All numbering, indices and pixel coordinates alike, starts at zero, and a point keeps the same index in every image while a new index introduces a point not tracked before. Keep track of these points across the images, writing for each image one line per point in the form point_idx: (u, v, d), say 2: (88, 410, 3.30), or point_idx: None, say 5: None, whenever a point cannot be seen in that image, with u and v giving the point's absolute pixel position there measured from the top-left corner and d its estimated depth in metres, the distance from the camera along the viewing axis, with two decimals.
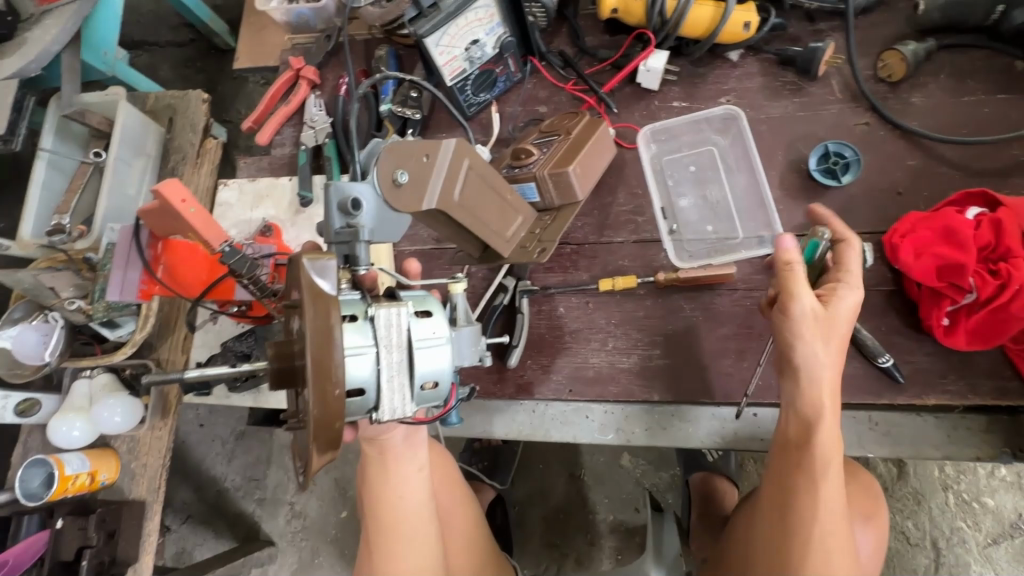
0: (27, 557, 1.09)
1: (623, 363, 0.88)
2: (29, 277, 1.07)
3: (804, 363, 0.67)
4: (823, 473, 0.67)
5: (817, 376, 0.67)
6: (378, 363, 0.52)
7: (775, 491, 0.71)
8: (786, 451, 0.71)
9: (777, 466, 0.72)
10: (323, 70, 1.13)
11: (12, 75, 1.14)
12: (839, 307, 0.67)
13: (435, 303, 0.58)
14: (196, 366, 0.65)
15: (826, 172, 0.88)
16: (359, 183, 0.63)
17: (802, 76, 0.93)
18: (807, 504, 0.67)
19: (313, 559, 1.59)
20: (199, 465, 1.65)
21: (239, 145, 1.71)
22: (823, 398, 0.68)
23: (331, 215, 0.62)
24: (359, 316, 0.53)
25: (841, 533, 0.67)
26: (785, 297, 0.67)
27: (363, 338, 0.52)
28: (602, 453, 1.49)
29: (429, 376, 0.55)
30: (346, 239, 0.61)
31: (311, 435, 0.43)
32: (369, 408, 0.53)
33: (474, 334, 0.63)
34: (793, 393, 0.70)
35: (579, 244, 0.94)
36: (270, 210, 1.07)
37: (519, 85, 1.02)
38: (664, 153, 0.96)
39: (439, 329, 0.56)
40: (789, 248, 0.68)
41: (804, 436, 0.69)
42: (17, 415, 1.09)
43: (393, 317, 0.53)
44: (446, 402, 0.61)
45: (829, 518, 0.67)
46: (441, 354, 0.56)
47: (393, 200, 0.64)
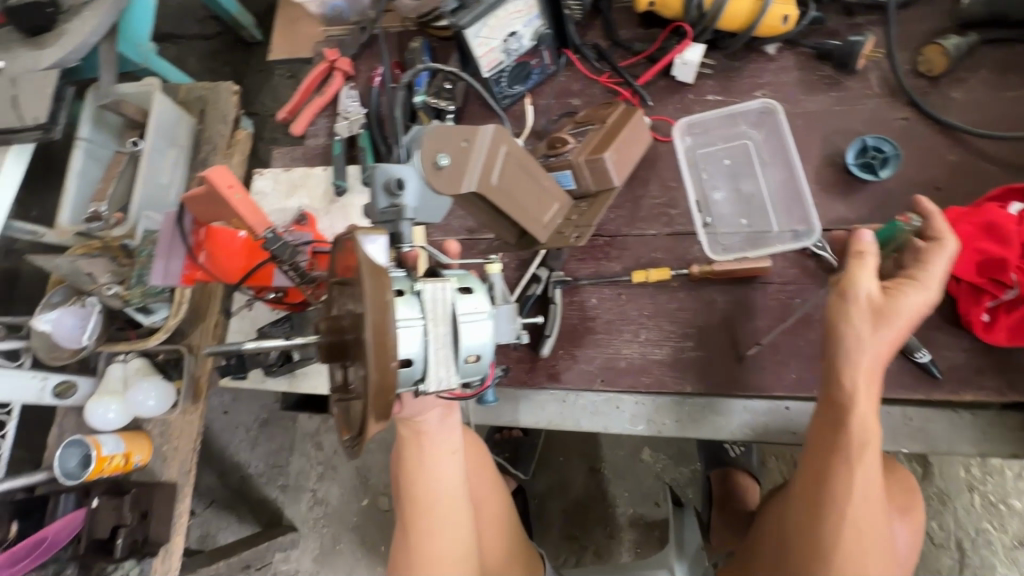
0: (65, 534, 1.08)
1: (655, 354, 0.89)
2: (66, 262, 1.06)
3: (849, 348, 0.67)
4: (859, 454, 0.67)
5: (861, 360, 0.66)
6: (426, 336, 0.53)
7: (806, 472, 0.72)
8: (818, 433, 0.71)
9: (809, 448, 0.72)
10: (357, 62, 1.15)
11: (52, 66, 1.14)
12: (903, 303, 0.67)
13: (476, 281, 0.58)
14: (253, 339, 0.70)
15: (864, 167, 0.88)
16: (403, 165, 0.63)
17: (839, 70, 0.93)
18: (840, 485, 0.68)
19: (334, 545, 1.60)
20: (223, 451, 1.65)
21: (265, 137, 1.73)
22: (862, 381, 0.67)
23: (377, 196, 0.61)
24: (405, 290, 0.54)
25: (872, 513, 0.68)
26: (844, 281, 0.69)
27: (411, 312, 0.53)
28: (622, 447, 1.50)
29: (472, 350, 0.55)
30: (390, 218, 0.62)
31: (370, 405, 0.43)
32: (416, 380, 0.54)
33: (512, 312, 0.63)
34: (832, 377, 0.69)
35: (612, 236, 0.95)
36: (304, 199, 1.09)
37: (554, 78, 1.03)
38: (698, 145, 0.95)
39: (481, 304, 0.56)
40: (866, 239, 0.69)
41: (839, 419, 0.68)
42: (55, 397, 1.12)
43: (439, 292, 0.54)
44: (487, 378, 0.61)
45: (862, 499, 0.68)
46: (484, 329, 0.56)
47: (435, 183, 0.64)
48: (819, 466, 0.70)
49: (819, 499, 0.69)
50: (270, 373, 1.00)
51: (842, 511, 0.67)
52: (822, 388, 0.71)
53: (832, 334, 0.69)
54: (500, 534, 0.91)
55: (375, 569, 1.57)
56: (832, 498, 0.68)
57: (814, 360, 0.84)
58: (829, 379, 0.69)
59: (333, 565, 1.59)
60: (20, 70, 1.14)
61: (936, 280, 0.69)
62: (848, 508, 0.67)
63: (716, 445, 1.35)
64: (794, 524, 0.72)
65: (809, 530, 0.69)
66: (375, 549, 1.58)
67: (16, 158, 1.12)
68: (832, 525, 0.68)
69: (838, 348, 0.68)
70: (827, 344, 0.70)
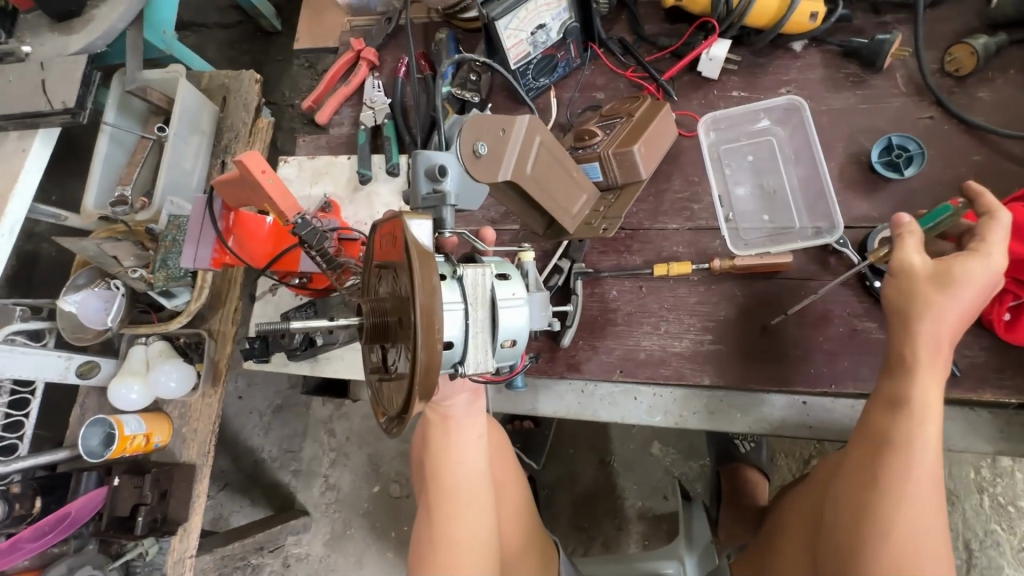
0: (86, 512, 1.10)
1: (675, 346, 0.90)
2: (92, 244, 1.05)
3: (914, 321, 0.69)
4: (922, 421, 0.68)
5: (924, 334, 0.68)
6: (467, 319, 0.54)
7: (863, 445, 0.72)
8: (876, 408, 0.72)
9: (865, 421, 0.73)
10: (383, 52, 1.16)
11: (80, 51, 1.15)
12: (957, 269, 0.67)
13: (513, 268, 0.61)
14: (300, 318, 0.64)
15: (888, 165, 0.89)
16: (444, 152, 0.65)
17: (866, 69, 0.94)
18: (899, 456, 0.68)
19: (345, 530, 1.62)
20: (237, 435, 1.67)
21: (283, 126, 1.74)
22: (925, 356, 0.69)
23: (419, 181, 0.64)
24: (447, 275, 0.55)
25: (932, 491, 0.67)
26: (894, 261, 0.71)
27: (453, 295, 0.54)
28: (632, 440, 1.51)
29: (507, 335, 0.59)
30: (433, 204, 0.64)
31: (415, 384, 0.45)
32: (454, 362, 0.56)
33: (544, 300, 0.66)
34: (895, 353, 0.71)
35: (633, 229, 0.96)
36: (329, 186, 1.11)
37: (578, 71, 1.05)
38: (722, 141, 0.98)
39: (518, 291, 0.59)
40: (904, 220, 0.72)
41: (901, 392, 0.70)
42: (78, 377, 1.12)
43: (479, 277, 0.56)
44: (516, 364, 0.64)
45: (924, 467, 0.67)
46: (520, 314, 0.59)
47: (473, 170, 0.67)
48: (877, 439, 0.70)
49: (876, 471, 0.69)
50: (292, 356, 1.02)
51: (902, 483, 0.67)
52: (885, 364, 0.73)
53: (896, 311, 0.71)
54: (518, 520, 0.93)
55: (385, 554, 1.60)
56: (890, 470, 0.68)
57: (833, 356, 0.85)
58: (892, 355, 0.72)
59: (343, 549, 1.61)
60: (50, 55, 1.16)
61: (993, 248, 0.69)
62: (908, 481, 0.67)
63: (726, 440, 1.36)
64: (847, 497, 0.71)
65: (865, 501, 0.69)
66: (385, 535, 1.60)
67: (43, 141, 1.13)
68: (890, 497, 0.67)
69: (903, 323, 0.70)
70: (892, 321, 0.72)
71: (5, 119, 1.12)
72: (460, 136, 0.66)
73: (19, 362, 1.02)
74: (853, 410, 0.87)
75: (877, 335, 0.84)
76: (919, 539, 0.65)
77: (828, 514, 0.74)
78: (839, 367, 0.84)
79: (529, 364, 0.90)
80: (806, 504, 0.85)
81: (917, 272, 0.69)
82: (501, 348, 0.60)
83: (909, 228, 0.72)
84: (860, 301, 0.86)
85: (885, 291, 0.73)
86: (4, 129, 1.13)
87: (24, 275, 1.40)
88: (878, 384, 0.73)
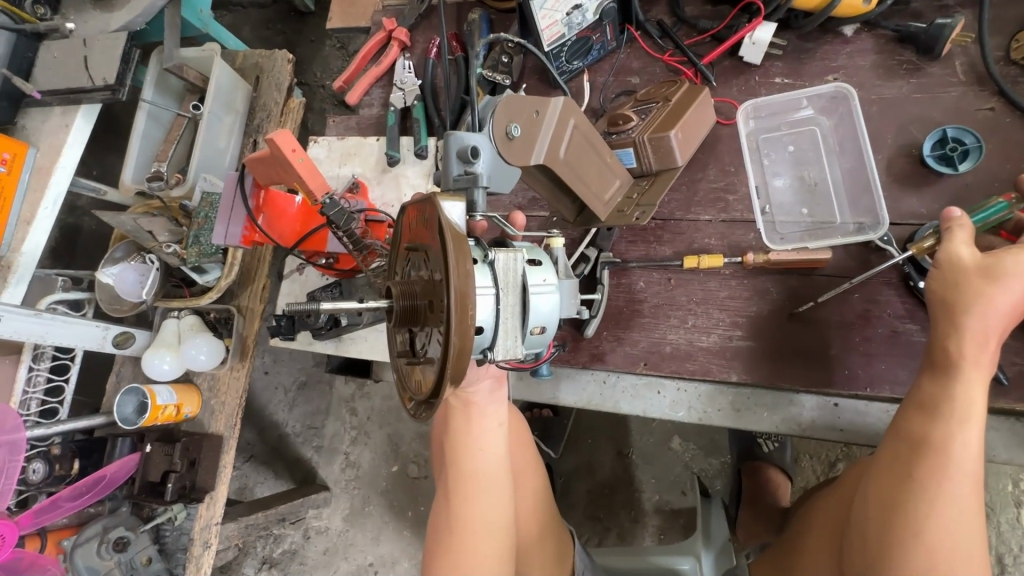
0: (122, 472, 1.16)
1: (702, 341, 0.88)
2: (130, 220, 1.07)
3: (963, 316, 0.66)
4: (960, 428, 0.65)
5: (970, 328, 0.65)
6: (497, 305, 0.54)
7: (897, 442, 0.69)
8: (916, 404, 0.69)
9: (902, 418, 0.70)
10: (414, 32, 1.15)
11: (121, 29, 1.16)
12: (1009, 260, 0.65)
13: (544, 253, 0.60)
14: (329, 299, 0.63)
15: (941, 159, 0.83)
16: (476, 134, 0.64)
17: (922, 56, 0.89)
18: (934, 460, 0.64)
19: (364, 507, 1.66)
20: (263, 410, 1.71)
21: (314, 107, 1.75)
22: (970, 352, 0.66)
23: (451, 163, 0.62)
24: (479, 259, 0.54)
25: (972, 492, 0.64)
26: (941, 253, 0.69)
27: (484, 280, 0.53)
28: (652, 434, 1.49)
29: (536, 322, 0.58)
30: (464, 185, 0.62)
31: (449, 367, 0.44)
32: (484, 348, 0.55)
33: (573, 287, 0.65)
34: (937, 348, 0.68)
35: (664, 219, 0.93)
36: (357, 168, 1.11)
37: (613, 54, 1.02)
38: (761, 130, 0.93)
39: (549, 278, 0.58)
40: (955, 213, 0.70)
41: (943, 387, 0.67)
42: (115, 346, 1.15)
43: (510, 263, 0.55)
44: (544, 351, 0.63)
45: (961, 477, 0.63)
46: (550, 301, 0.58)
47: (506, 152, 0.67)
48: (914, 436, 0.67)
49: (910, 469, 0.66)
50: (318, 336, 1.03)
51: (939, 480, 0.63)
52: (929, 361, 0.70)
53: (944, 306, 0.68)
54: (534, 512, 0.92)
55: (402, 532, 1.63)
56: (926, 467, 0.65)
57: (870, 357, 0.81)
58: (936, 351, 0.69)
59: (362, 525, 1.65)
60: (92, 32, 1.17)
61: None
62: (945, 478, 0.63)
63: (749, 439, 1.32)
64: (876, 496, 0.68)
65: (896, 498, 0.66)
66: (402, 514, 1.63)
67: (85, 117, 1.18)
68: (924, 494, 0.64)
69: (951, 316, 0.67)
70: (938, 316, 0.69)
71: (49, 94, 1.15)
72: (494, 117, 0.66)
73: (62, 331, 1.05)
74: (888, 415, 0.84)
75: (919, 338, 0.80)
76: (953, 542, 0.62)
77: (856, 513, 0.71)
78: (875, 369, 0.81)
79: (553, 353, 0.89)
80: (836, 509, 0.82)
81: (968, 266, 0.67)
82: (529, 335, 0.59)
83: (959, 222, 0.70)
84: (902, 302, 0.82)
85: (932, 284, 0.70)
86: (49, 104, 1.17)
87: (67, 246, 1.44)
88: (919, 380, 0.71)
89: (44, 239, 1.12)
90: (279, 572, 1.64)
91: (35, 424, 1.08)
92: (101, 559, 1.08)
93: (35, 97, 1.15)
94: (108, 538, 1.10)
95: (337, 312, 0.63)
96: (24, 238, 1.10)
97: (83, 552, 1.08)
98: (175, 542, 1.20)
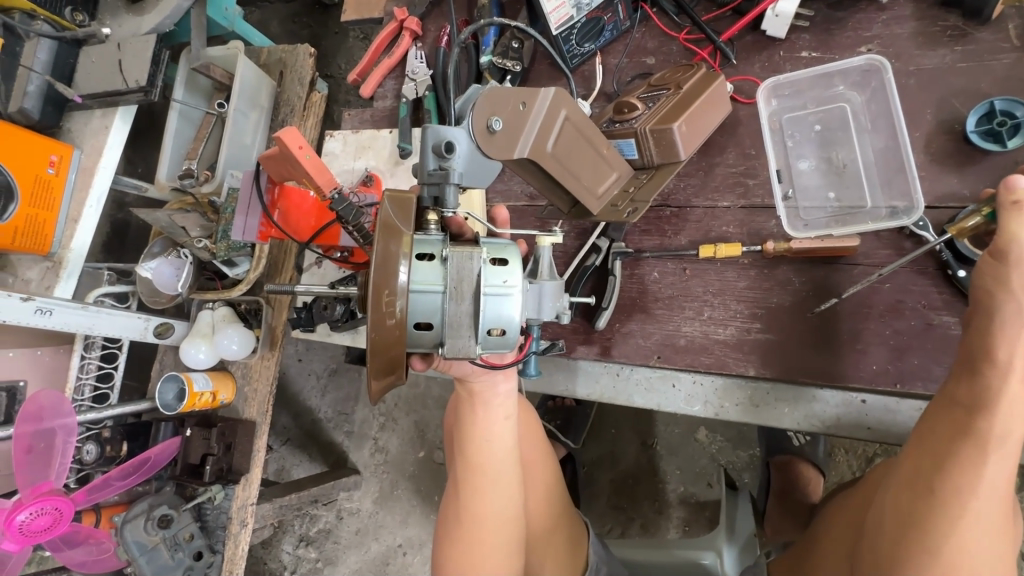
0: (166, 455, 1.18)
1: (718, 334, 0.85)
2: (164, 216, 1.11)
3: (1002, 316, 0.62)
4: (996, 446, 0.62)
5: (1008, 331, 0.61)
6: (445, 302, 0.55)
7: (920, 454, 0.66)
8: (947, 417, 0.65)
9: (929, 428, 0.67)
10: (425, 21, 1.14)
11: (151, 31, 1.18)
12: None
13: (513, 253, 0.58)
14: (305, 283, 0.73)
15: (988, 135, 0.77)
16: (455, 128, 0.63)
17: (969, 20, 0.81)
18: (963, 475, 0.62)
19: (393, 491, 1.70)
20: (298, 396, 1.77)
21: (339, 100, 1.76)
22: (1021, 359, 0.61)
23: (426, 156, 0.62)
24: (435, 256, 0.56)
25: (993, 511, 0.62)
26: (1001, 235, 0.62)
27: (434, 277, 0.55)
28: (677, 425, 1.45)
29: (495, 323, 0.57)
30: (436, 180, 0.61)
31: (369, 354, 0.49)
32: (438, 342, 0.57)
33: (555, 290, 0.64)
34: (981, 349, 0.63)
35: (679, 206, 0.90)
36: (371, 161, 1.12)
37: (628, 34, 0.98)
38: (785, 109, 0.88)
39: (511, 279, 0.57)
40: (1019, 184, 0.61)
41: (981, 396, 0.63)
42: (156, 336, 1.18)
43: (466, 261, 0.55)
44: (512, 352, 0.62)
45: (987, 496, 0.62)
46: (509, 304, 0.57)
47: (486, 146, 0.65)
48: (938, 452, 0.64)
49: (934, 482, 0.63)
50: (335, 328, 1.06)
51: (963, 499, 0.61)
52: (964, 362, 0.65)
53: (980, 303, 0.64)
54: (546, 504, 0.93)
55: (429, 516, 1.67)
56: (949, 485, 0.62)
57: (900, 351, 0.77)
58: (977, 352, 0.64)
59: (391, 508, 1.70)
60: (125, 35, 1.20)
61: None
62: (971, 497, 0.61)
63: (778, 432, 1.26)
64: (895, 507, 0.66)
65: (914, 514, 0.64)
66: (429, 499, 1.67)
67: (123, 118, 1.22)
68: (946, 513, 0.62)
69: (985, 317, 0.63)
70: (975, 314, 0.65)
71: (89, 98, 1.19)
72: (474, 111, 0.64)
73: (106, 324, 1.09)
74: (920, 413, 0.79)
75: (957, 331, 0.75)
76: (970, 561, 0.61)
77: (872, 522, 0.69)
78: (907, 364, 0.76)
79: (544, 346, 0.87)
80: (856, 509, 0.80)
81: (1006, 257, 0.62)
82: (489, 336, 0.58)
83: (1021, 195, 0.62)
84: (939, 292, 0.77)
85: (977, 277, 0.65)
86: (89, 107, 1.22)
87: (116, 242, 1.52)
88: (949, 387, 0.66)
89: (90, 236, 1.19)
90: (316, 550, 1.71)
91: (88, 408, 1.15)
92: (148, 534, 1.12)
93: (76, 101, 1.20)
94: (153, 515, 1.14)
95: (311, 293, 0.74)
96: (72, 235, 1.17)
97: (132, 527, 1.12)
98: (215, 519, 1.25)
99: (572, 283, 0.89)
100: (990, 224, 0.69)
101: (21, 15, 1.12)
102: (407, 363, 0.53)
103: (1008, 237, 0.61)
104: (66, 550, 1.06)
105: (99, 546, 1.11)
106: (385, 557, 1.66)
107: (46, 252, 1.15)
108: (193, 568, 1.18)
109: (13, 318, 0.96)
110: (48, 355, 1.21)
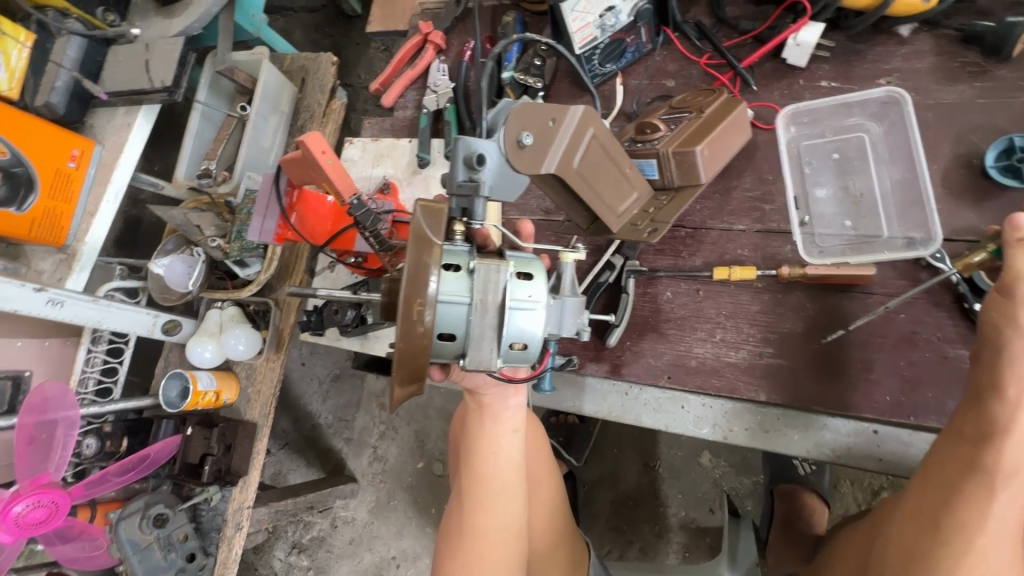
0: (165, 453, 1.17)
1: (730, 356, 0.84)
2: (180, 214, 1.13)
3: (1011, 351, 0.61)
4: (1003, 483, 0.61)
5: (1018, 368, 0.61)
6: (470, 314, 0.55)
7: (926, 487, 0.66)
8: (954, 451, 0.65)
9: (934, 461, 0.66)
10: (449, 36, 1.16)
11: (180, 34, 1.21)
12: None
13: (538, 267, 0.59)
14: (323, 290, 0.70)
15: (1007, 170, 0.77)
16: (485, 141, 0.64)
17: (988, 57, 0.82)
18: (970, 511, 0.62)
19: (390, 501, 1.68)
20: (298, 400, 1.76)
21: (357, 108, 1.79)
22: None
23: (456, 167, 0.62)
24: (462, 267, 0.56)
25: (1003, 550, 0.62)
26: (1005, 272, 0.62)
27: (460, 288, 0.55)
28: (680, 448, 1.44)
29: (517, 338, 0.57)
30: (466, 192, 0.61)
31: (395, 364, 0.50)
32: (460, 354, 0.57)
33: (577, 306, 0.64)
34: (988, 384, 0.63)
35: (694, 228, 0.90)
36: (388, 169, 1.13)
37: (648, 57, 1.00)
38: (803, 137, 0.89)
39: (536, 294, 0.57)
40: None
41: (987, 427, 0.62)
42: (164, 333, 1.18)
43: (492, 274, 0.55)
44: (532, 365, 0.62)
45: (994, 533, 0.61)
46: (535, 319, 0.57)
47: (515, 160, 0.65)
48: (945, 487, 0.64)
49: (941, 518, 0.63)
50: (345, 332, 1.06)
51: (969, 536, 0.62)
52: (972, 395, 0.65)
53: (988, 338, 0.64)
54: (548, 520, 0.91)
55: (425, 529, 1.64)
56: (954, 521, 0.62)
57: (913, 384, 0.77)
58: (983, 386, 0.63)
59: (386, 519, 1.67)
60: (154, 37, 1.22)
61: None
62: (977, 533, 0.61)
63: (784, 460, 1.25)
64: (900, 541, 0.66)
65: (921, 550, 0.64)
66: (425, 512, 1.65)
67: (145, 117, 1.23)
68: (952, 550, 0.62)
69: (994, 353, 0.63)
70: (984, 349, 0.65)
71: (115, 95, 1.21)
72: (505, 125, 0.65)
73: (116, 318, 1.09)
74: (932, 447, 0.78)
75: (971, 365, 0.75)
76: None
77: (877, 553, 0.69)
78: (921, 398, 0.76)
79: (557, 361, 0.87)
80: (862, 540, 0.79)
81: (1012, 293, 0.62)
82: (511, 349, 0.58)
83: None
84: (955, 325, 0.76)
85: (984, 313, 0.65)
86: (114, 104, 1.24)
87: (128, 238, 1.53)
88: (955, 420, 0.65)
89: (105, 231, 1.20)
90: (308, 557, 1.69)
91: (90, 402, 1.13)
92: (142, 533, 1.10)
93: (102, 98, 1.22)
94: (148, 514, 1.12)
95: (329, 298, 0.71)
96: (88, 228, 1.18)
97: (126, 525, 1.09)
98: (211, 521, 1.23)
99: (586, 299, 0.89)
100: (997, 259, 0.70)
101: (54, 13, 1.15)
102: (431, 373, 0.53)
103: (1014, 274, 0.61)
104: (59, 545, 1.04)
105: (93, 542, 1.10)
106: (378, 568, 1.64)
107: (62, 243, 1.15)
108: (186, 570, 1.16)
109: (24, 308, 0.96)
110: (55, 347, 1.21)
